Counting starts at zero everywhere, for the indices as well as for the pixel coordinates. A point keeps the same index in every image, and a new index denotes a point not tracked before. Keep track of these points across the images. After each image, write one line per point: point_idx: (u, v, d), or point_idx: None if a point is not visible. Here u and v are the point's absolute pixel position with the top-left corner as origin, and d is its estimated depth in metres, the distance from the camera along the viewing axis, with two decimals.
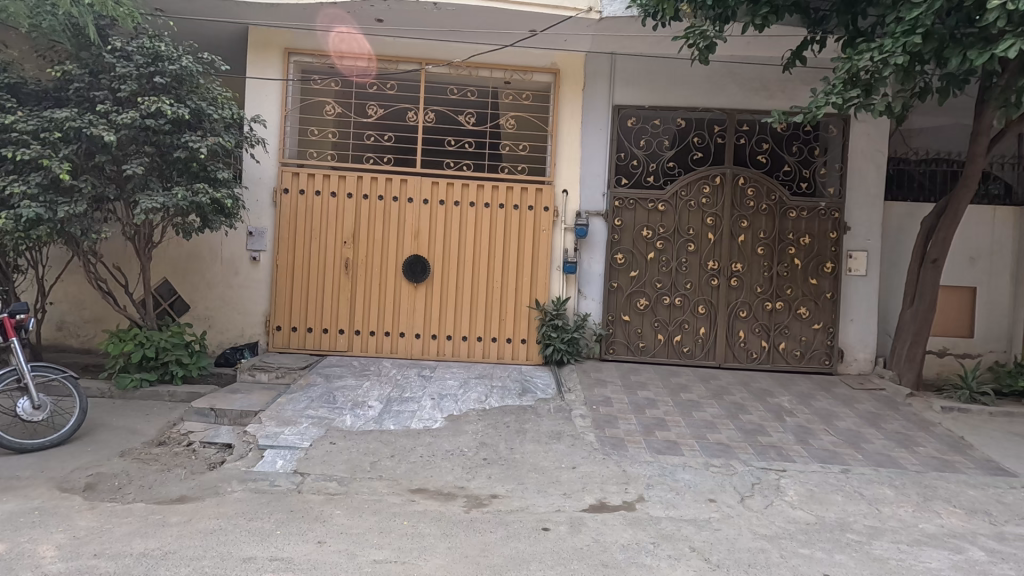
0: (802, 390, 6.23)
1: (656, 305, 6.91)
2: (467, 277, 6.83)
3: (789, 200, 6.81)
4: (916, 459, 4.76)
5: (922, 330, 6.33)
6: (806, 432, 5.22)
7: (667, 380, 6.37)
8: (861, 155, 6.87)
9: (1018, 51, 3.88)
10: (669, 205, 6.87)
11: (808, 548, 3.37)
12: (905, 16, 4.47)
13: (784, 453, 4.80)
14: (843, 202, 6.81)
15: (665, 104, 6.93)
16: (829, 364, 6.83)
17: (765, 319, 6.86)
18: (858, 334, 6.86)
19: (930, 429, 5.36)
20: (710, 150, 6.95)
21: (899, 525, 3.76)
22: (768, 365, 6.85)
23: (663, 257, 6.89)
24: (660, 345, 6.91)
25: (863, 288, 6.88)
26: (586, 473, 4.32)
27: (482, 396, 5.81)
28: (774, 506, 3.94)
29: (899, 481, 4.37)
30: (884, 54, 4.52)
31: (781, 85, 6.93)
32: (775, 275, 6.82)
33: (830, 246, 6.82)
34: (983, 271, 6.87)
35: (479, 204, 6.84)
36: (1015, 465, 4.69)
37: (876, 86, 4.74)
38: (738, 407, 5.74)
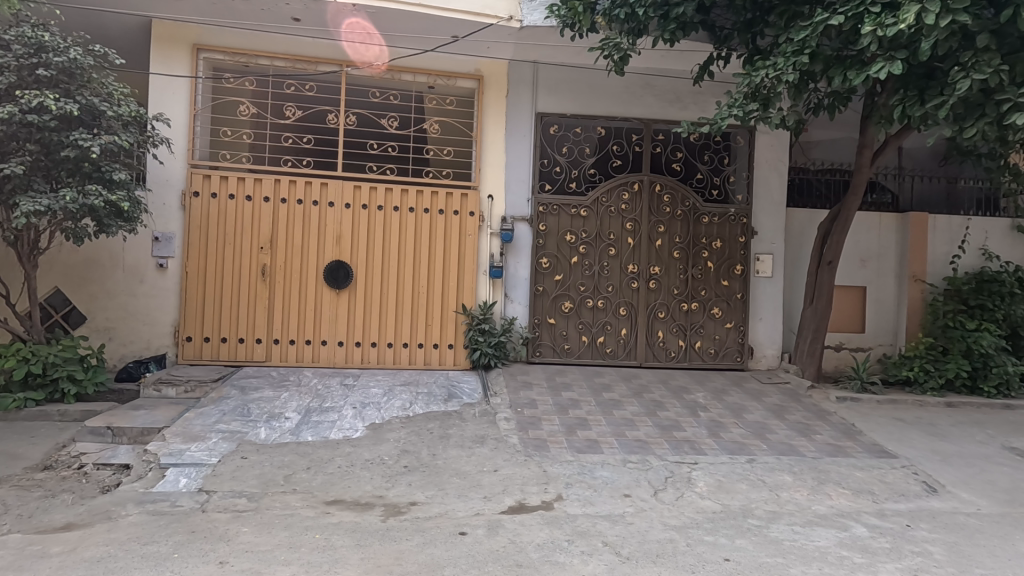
0: (716, 386, 6.57)
1: (580, 307, 7.09)
2: (392, 283, 6.73)
3: (701, 207, 7.19)
4: (813, 446, 5.14)
5: (821, 327, 6.85)
6: (717, 426, 5.51)
7: (590, 380, 6.55)
8: (766, 164, 7.35)
9: (888, 73, 4.28)
10: (591, 210, 7.08)
11: (712, 535, 3.54)
12: (794, 37, 4.85)
13: (697, 446, 5.04)
14: (750, 208, 7.28)
15: (586, 112, 7.13)
16: (740, 361, 7.25)
17: (682, 319, 7.19)
18: (766, 332, 7.31)
19: (827, 419, 5.80)
20: (629, 158, 7.23)
21: (796, 509, 4.03)
22: (685, 363, 7.18)
23: (586, 261, 7.09)
24: (585, 346, 7.09)
25: (770, 289, 7.34)
26: (507, 475, 4.36)
27: (406, 404, 5.73)
28: (684, 498, 4.13)
29: (798, 468, 4.69)
30: (777, 71, 4.90)
31: (693, 97, 7.30)
32: (690, 277, 7.18)
33: (740, 249, 7.26)
34: (872, 272, 7.53)
35: (403, 209, 6.76)
36: (897, 448, 5.16)
37: (773, 100, 5.11)
38: (656, 404, 5.98)
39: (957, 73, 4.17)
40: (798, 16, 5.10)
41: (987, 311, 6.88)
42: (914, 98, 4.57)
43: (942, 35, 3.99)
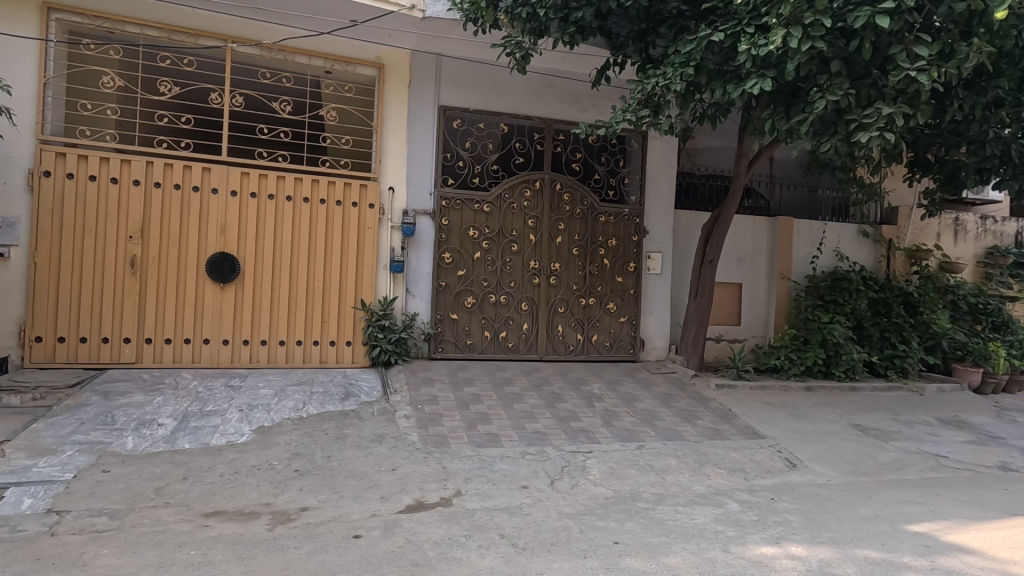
0: (611, 377, 6.90)
1: (483, 302, 7.12)
2: (284, 277, 6.34)
3: (598, 206, 7.50)
4: (695, 431, 5.57)
5: (703, 320, 7.41)
6: (611, 415, 5.79)
7: (492, 375, 6.61)
8: (657, 168, 7.79)
9: (761, 90, 4.68)
10: (494, 206, 7.14)
11: (604, 520, 3.70)
12: (681, 49, 5.19)
13: (592, 435, 5.26)
14: (643, 209, 7.70)
15: (489, 108, 7.16)
16: (633, 353, 7.66)
17: (580, 314, 7.46)
18: (656, 325, 7.79)
19: (708, 405, 6.30)
20: (531, 156, 7.36)
21: (679, 490, 4.33)
22: (583, 356, 7.47)
23: (489, 256, 7.13)
24: (487, 341, 7.14)
25: (660, 286, 7.82)
26: (406, 474, 4.27)
27: (299, 404, 5.44)
28: (579, 486, 4.29)
29: (681, 451, 5.05)
30: (667, 80, 5.22)
31: (591, 101, 7.57)
32: (588, 274, 7.46)
33: (633, 247, 7.66)
34: (747, 270, 8.28)
35: (297, 198, 6.38)
36: (765, 429, 5.72)
37: (663, 107, 5.42)
38: (555, 396, 6.16)
39: (816, 93, 4.66)
40: (685, 30, 5.49)
41: (839, 305, 7.81)
42: (782, 113, 5.08)
43: (803, 58, 4.45)
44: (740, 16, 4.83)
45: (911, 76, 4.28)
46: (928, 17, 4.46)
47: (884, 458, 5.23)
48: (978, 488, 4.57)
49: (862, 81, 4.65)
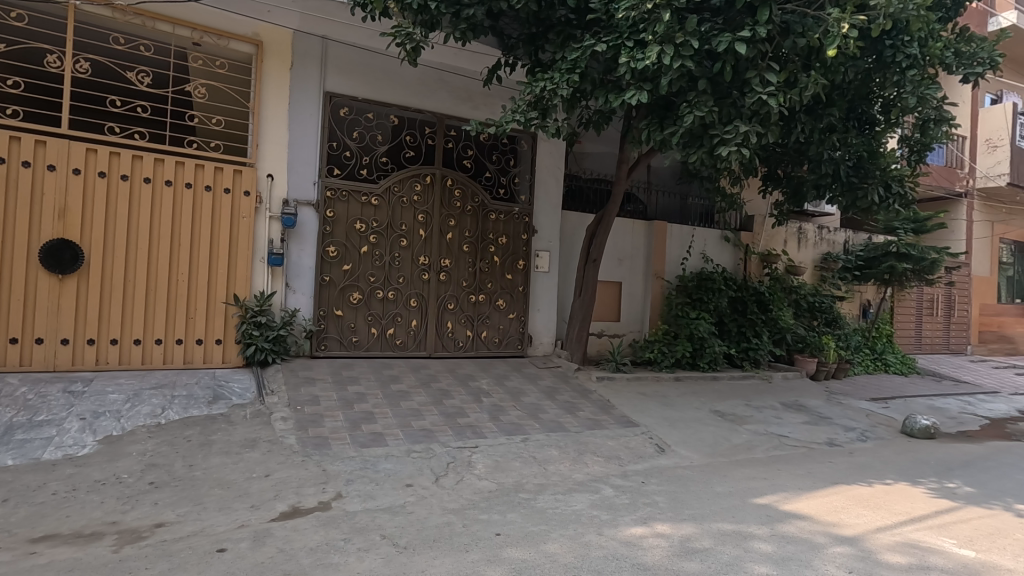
0: (498, 372, 7.02)
1: (370, 298, 6.91)
2: (141, 268, 5.67)
3: (489, 203, 7.59)
4: (577, 422, 5.84)
5: (586, 316, 7.78)
6: (498, 409, 5.90)
7: (378, 373, 6.43)
8: (545, 169, 8.01)
9: (638, 101, 5.00)
10: (382, 199, 6.96)
11: (486, 513, 3.75)
12: (568, 56, 5.41)
13: (478, 430, 5.32)
14: (532, 208, 7.91)
15: (379, 98, 6.94)
16: (521, 348, 7.84)
17: (469, 310, 7.50)
18: (543, 322, 8.03)
19: (589, 396, 6.63)
20: (421, 150, 7.29)
21: (559, 479, 4.52)
22: (472, 352, 7.52)
23: (376, 251, 6.94)
24: (374, 338, 6.94)
25: (547, 283, 8.07)
26: (280, 479, 4.03)
27: (157, 409, 4.91)
28: (463, 481, 4.32)
29: (563, 442, 5.28)
30: (554, 85, 5.41)
31: (483, 99, 7.61)
32: (477, 270, 7.52)
33: (522, 245, 7.84)
34: (626, 270, 8.84)
35: (157, 181, 5.75)
36: (639, 418, 6.14)
37: (550, 110, 5.59)
38: (443, 392, 6.14)
39: (685, 108, 5.08)
40: (571, 38, 5.75)
41: (704, 303, 8.60)
42: (656, 125, 5.50)
43: (675, 74, 4.83)
44: (622, 30, 5.10)
45: (763, 99, 4.80)
46: (777, 48, 5.03)
47: (738, 440, 5.86)
48: (810, 463, 5.27)
49: (724, 100, 5.13)
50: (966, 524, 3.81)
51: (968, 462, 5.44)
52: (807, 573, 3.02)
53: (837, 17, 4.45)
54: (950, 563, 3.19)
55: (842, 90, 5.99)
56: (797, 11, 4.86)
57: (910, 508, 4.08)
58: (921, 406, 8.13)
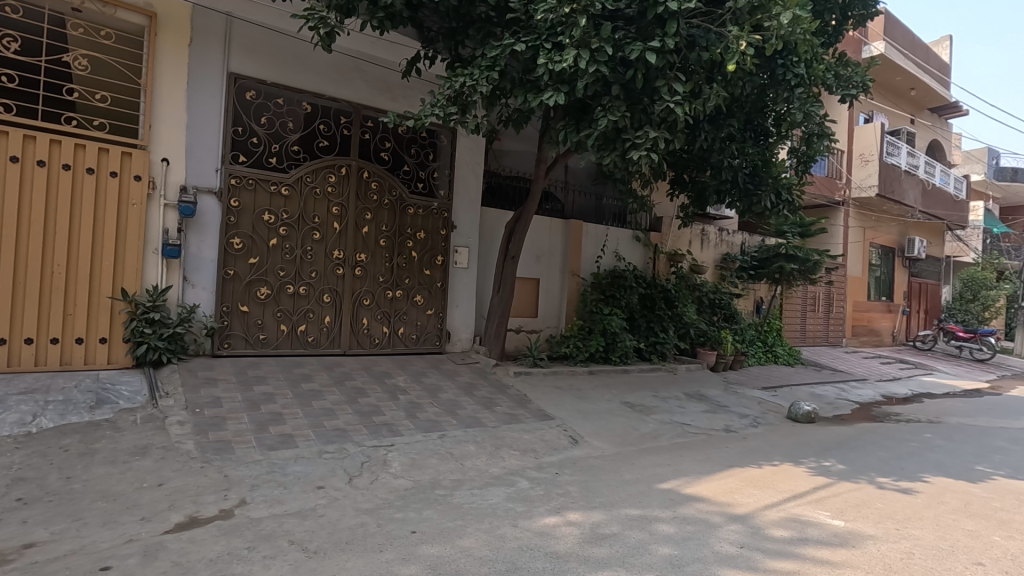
0: (416, 369, 6.93)
1: (279, 294, 6.58)
2: (6, 257, 5.02)
3: (407, 197, 7.47)
4: (494, 417, 5.90)
5: (505, 312, 7.86)
6: (415, 407, 5.83)
7: (288, 371, 6.13)
8: (465, 164, 7.97)
9: (556, 102, 5.13)
10: (294, 189, 6.64)
11: (402, 512, 3.70)
12: (488, 53, 5.43)
13: (394, 428, 5.23)
14: (451, 204, 7.86)
15: (290, 84, 6.61)
16: (439, 345, 7.78)
17: (386, 306, 7.34)
18: (462, 318, 8.02)
19: (506, 391, 6.72)
20: (336, 140, 7.02)
21: (476, 474, 4.55)
22: (389, 349, 7.37)
23: (286, 244, 6.60)
24: (283, 335, 6.61)
25: (466, 279, 8.05)
26: (175, 488, 3.74)
27: (27, 416, 4.38)
28: (378, 480, 4.24)
29: (480, 437, 5.31)
30: (474, 81, 5.41)
31: (402, 90, 7.44)
32: (395, 266, 7.38)
33: (441, 241, 7.78)
34: (543, 267, 9.03)
35: (28, 161, 5.12)
36: (554, 411, 6.32)
37: (470, 106, 5.58)
38: (358, 391, 5.97)
39: (600, 112, 5.28)
40: (491, 35, 5.78)
41: (617, 299, 8.99)
42: (573, 127, 5.67)
43: (590, 79, 5.00)
44: (540, 31, 5.19)
45: (671, 107, 5.08)
46: (684, 60, 5.33)
47: (646, 429, 6.18)
48: (709, 448, 5.67)
49: (635, 106, 5.37)
50: (839, 497, 4.27)
51: (841, 443, 6.10)
52: (705, 551, 3.25)
53: (736, 35, 4.79)
54: (824, 533, 3.56)
55: (740, 103, 6.46)
56: (701, 26, 5.19)
57: (793, 486, 4.50)
58: (803, 393, 9.00)
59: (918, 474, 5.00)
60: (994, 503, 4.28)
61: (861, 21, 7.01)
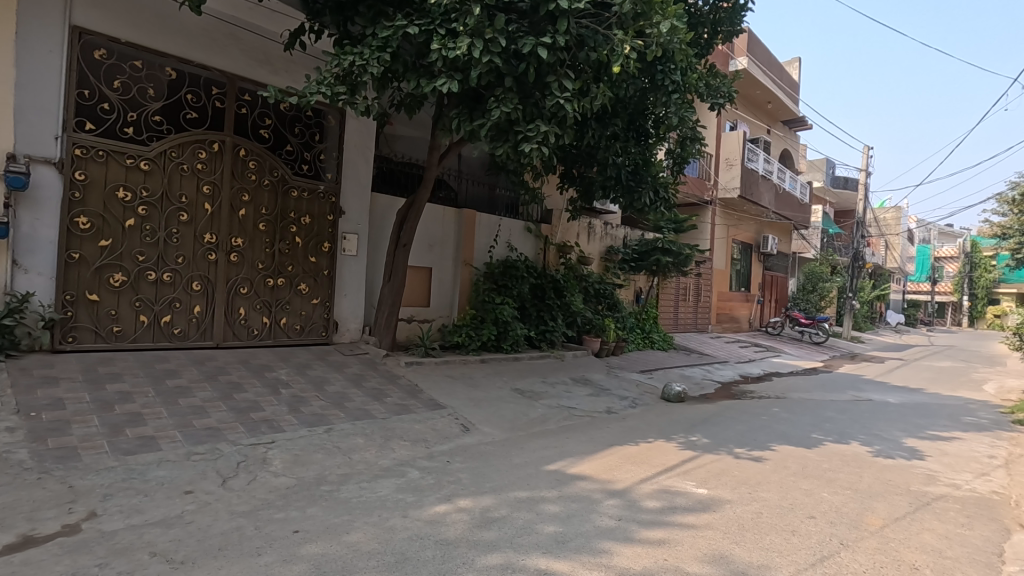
0: (300, 361, 6.57)
1: (137, 281, 5.89)
2: None
3: (290, 179, 7.01)
4: (383, 408, 5.78)
5: (396, 302, 7.69)
6: (298, 401, 5.52)
7: (149, 367, 5.51)
8: (354, 148, 7.60)
9: (450, 89, 5.07)
10: (155, 164, 5.97)
11: (283, 512, 3.51)
12: (379, 33, 5.22)
13: (275, 424, 4.92)
14: (339, 188, 7.51)
15: (150, 45, 5.89)
16: (326, 336, 7.42)
17: (265, 295, 6.86)
18: (350, 307, 7.69)
19: (397, 382, 6.61)
20: (206, 112, 6.40)
21: (364, 467, 4.43)
22: (269, 341, 6.90)
23: (146, 225, 5.92)
24: (143, 327, 5.94)
25: (355, 267, 7.71)
26: (4, 505, 3.22)
27: None
28: (257, 480, 3.98)
29: (369, 429, 5.18)
30: (363, 60, 5.18)
31: (284, 64, 6.91)
32: (276, 252, 6.91)
33: (327, 227, 7.40)
34: (436, 256, 8.97)
35: None
36: (446, 400, 6.32)
37: (359, 87, 5.36)
38: (234, 386, 5.54)
39: (493, 102, 5.32)
40: (382, 15, 5.57)
41: (508, 289, 9.17)
42: (467, 115, 5.66)
43: (483, 69, 5.00)
44: (433, 16, 5.12)
45: (561, 103, 5.25)
46: (573, 58, 5.53)
47: (535, 414, 6.40)
48: (592, 429, 6.02)
49: (527, 99, 5.48)
50: (703, 468, 4.74)
51: (706, 419, 6.77)
52: (587, 525, 3.46)
53: (621, 39, 5.06)
54: (690, 501, 3.94)
55: (624, 104, 6.84)
56: (590, 27, 5.40)
57: (665, 460, 4.92)
58: (675, 375, 9.84)
59: (767, 443, 5.69)
60: (824, 464, 5.00)
61: (729, 37, 7.71)
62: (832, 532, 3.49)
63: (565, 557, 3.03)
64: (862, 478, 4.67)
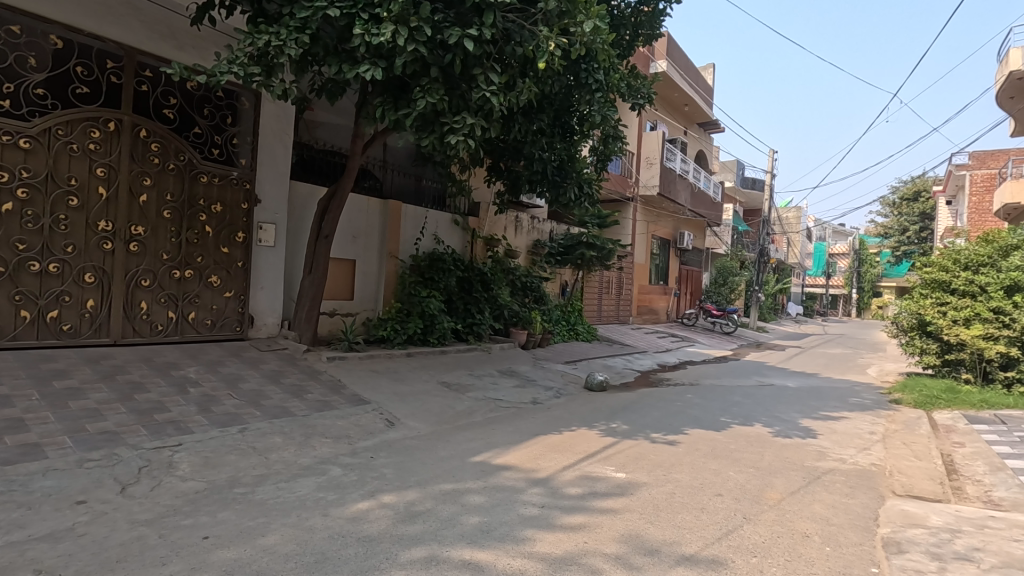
0: (210, 358, 6.17)
1: (17, 272, 5.31)
2: None
3: (198, 164, 6.55)
4: (303, 405, 5.56)
5: (318, 295, 7.40)
6: (209, 400, 5.20)
7: (33, 367, 4.98)
8: (271, 133, 7.19)
9: (373, 75, 4.92)
10: (38, 142, 5.41)
11: (191, 518, 3.30)
12: (297, 13, 4.98)
13: (182, 426, 4.62)
14: (254, 174, 7.08)
15: (30, 9, 5.31)
16: (240, 331, 7.00)
17: (171, 288, 6.39)
18: (268, 301, 7.28)
19: (318, 377, 6.38)
20: (99, 87, 5.88)
21: (282, 467, 4.25)
22: (175, 337, 6.43)
23: (28, 210, 5.34)
24: (26, 323, 5.36)
25: (272, 259, 7.30)
26: None
27: None
28: (161, 485, 3.72)
29: (288, 428, 4.97)
30: (280, 41, 4.93)
31: (191, 39, 6.40)
32: (182, 242, 6.44)
33: (241, 216, 6.96)
34: (360, 248, 8.72)
35: None
36: (370, 395, 6.19)
37: (276, 69, 5.10)
38: (134, 386, 5.12)
39: (418, 92, 5.23)
40: None
41: (435, 282, 9.10)
42: (391, 104, 5.53)
43: (408, 57, 4.91)
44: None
45: (487, 95, 5.24)
46: (499, 51, 5.53)
47: (461, 407, 6.42)
48: (518, 420, 6.12)
49: (454, 90, 5.43)
50: (621, 453, 4.96)
51: (626, 407, 7.08)
52: (510, 514, 3.53)
53: (546, 35, 5.14)
54: (610, 486, 4.11)
55: (549, 99, 6.95)
56: (516, 21, 5.42)
57: (586, 447, 5.10)
58: (598, 365, 10.21)
59: (681, 428, 6.04)
60: (731, 445, 5.38)
61: (649, 40, 8.00)
62: (737, 508, 3.77)
63: (490, 546, 3.07)
64: (763, 456, 5.07)
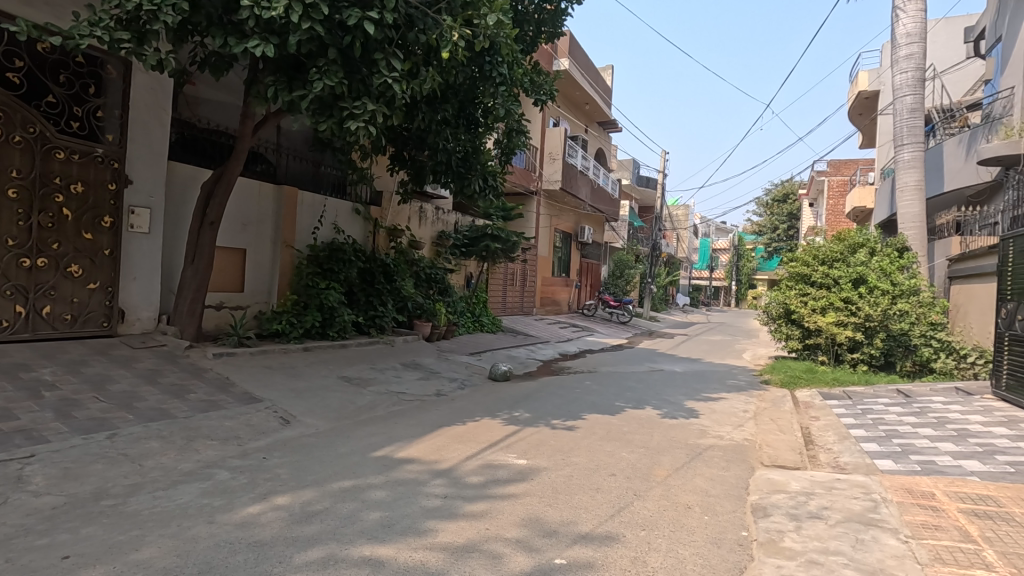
0: (71, 358, 5.49)
1: None
2: None
3: (53, 137, 5.77)
4: (185, 406, 5.12)
5: (202, 287, 6.82)
6: (70, 404, 4.63)
7: None
8: (144, 107, 6.48)
9: (264, 52, 4.60)
10: None
11: (48, 537, 2.94)
12: None
13: (35, 435, 4.08)
14: (124, 152, 6.36)
15: None
16: (108, 327, 6.28)
17: (19, 278, 5.59)
18: (142, 294, 6.58)
19: (202, 376, 5.90)
20: None
21: (160, 474, 3.90)
22: (25, 334, 5.64)
23: None
24: None
25: (147, 247, 6.60)
26: None
27: None
28: (8, 503, 3.27)
29: (166, 431, 4.56)
30: (154, 6, 4.45)
31: None
32: (33, 226, 5.65)
33: (108, 198, 6.22)
34: (251, 236, 8.15)
35: None
36: (263, 393, 5.83)
37: (150, 37, 4.60)
38: None
39: (315, 73, 4.95)
40: None
41: (335, 273, 8.72)
42: (285, 85, 5.19)
43: (303, 36, 4.65)
44: None
45: (389, 82, 5.10)
46: (402, 37, 5.40)
47: (362, 401, 6.24)
48: (421, 412, 6.08)
49: (354, 74, 5.22)
50: (523, 440, 5.10)
51: (528, 395, 7.27)
52: (412, 507, 3.50)
53: (450, 25, 5.10)
54: (511, 472, 4.22)
55: (454, 90, 6.89)
56: (419, 8, 5.30)
57: (490, 437, 5.18)
58: (502, 355, 10.37)
59: (579, 414, 6.31)
60: (625, 428, 5.72)
61: (551, 38, 8.20)
62: (629, 486, 4.02)
63: (391, 541, 3.04)
64: (653, 437, 5.44)
